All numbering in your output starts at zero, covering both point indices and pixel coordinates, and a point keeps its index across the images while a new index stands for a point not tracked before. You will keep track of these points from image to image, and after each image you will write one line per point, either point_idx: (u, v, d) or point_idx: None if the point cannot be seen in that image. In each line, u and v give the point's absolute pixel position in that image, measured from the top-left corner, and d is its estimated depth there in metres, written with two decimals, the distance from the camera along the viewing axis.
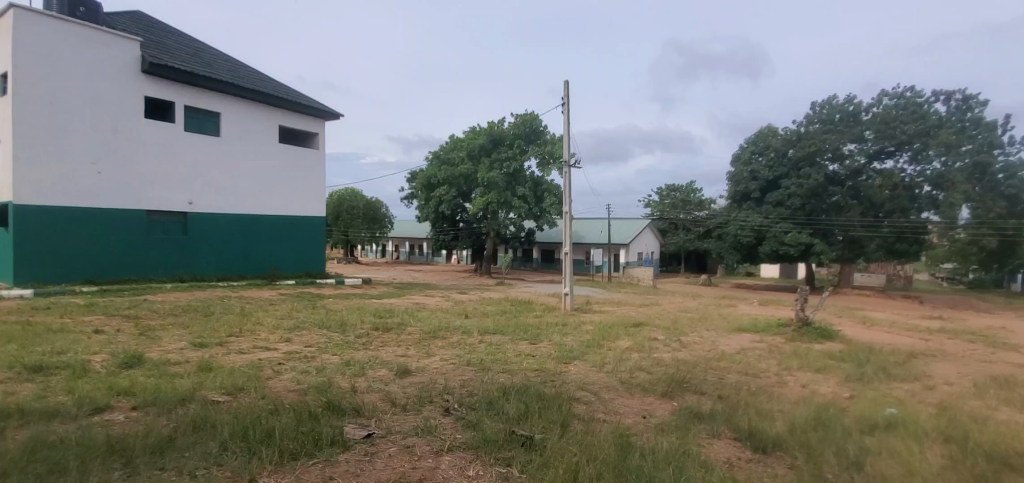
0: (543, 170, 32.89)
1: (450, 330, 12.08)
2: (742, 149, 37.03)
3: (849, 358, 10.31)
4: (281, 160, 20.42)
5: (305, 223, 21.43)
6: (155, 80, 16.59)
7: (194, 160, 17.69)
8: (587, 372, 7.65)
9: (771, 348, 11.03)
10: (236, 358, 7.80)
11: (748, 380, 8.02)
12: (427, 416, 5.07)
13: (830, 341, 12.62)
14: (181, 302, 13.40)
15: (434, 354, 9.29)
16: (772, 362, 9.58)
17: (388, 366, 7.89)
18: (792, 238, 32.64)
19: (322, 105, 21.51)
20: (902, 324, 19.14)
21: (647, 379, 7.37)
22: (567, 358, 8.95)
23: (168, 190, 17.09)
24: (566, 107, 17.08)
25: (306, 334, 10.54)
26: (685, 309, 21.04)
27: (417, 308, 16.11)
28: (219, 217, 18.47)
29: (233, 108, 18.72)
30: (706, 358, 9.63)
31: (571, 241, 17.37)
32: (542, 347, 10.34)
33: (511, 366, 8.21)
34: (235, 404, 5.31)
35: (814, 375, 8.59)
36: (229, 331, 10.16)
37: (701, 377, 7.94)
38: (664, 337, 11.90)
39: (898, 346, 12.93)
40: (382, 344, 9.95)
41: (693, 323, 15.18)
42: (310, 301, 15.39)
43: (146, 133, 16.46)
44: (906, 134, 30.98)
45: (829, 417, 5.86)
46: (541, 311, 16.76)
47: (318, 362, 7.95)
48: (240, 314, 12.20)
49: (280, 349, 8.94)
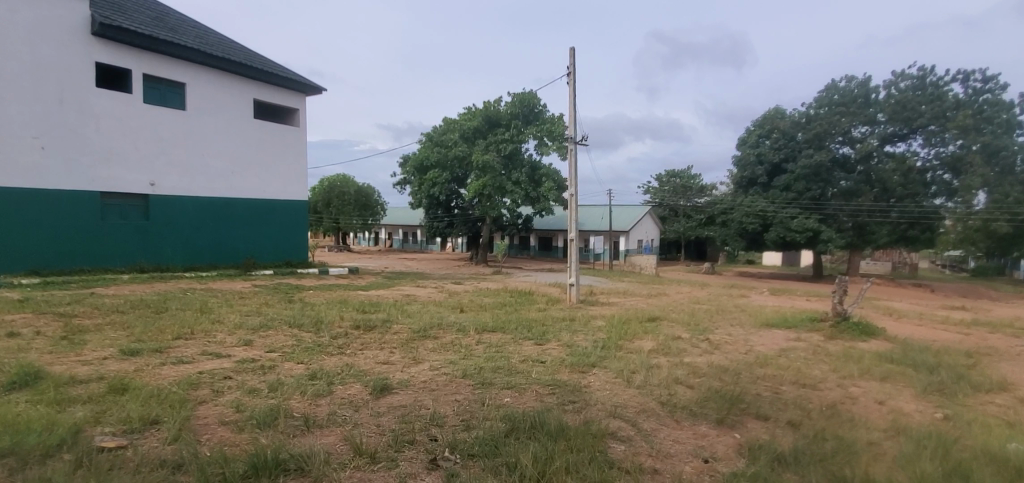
0: (542, 152, 31.19)
1: (443, 328, 10.45)
2: (748, 132, 35.27)
3: (910, 361, 8.80)
4: (256, 137, 18.58)
5: (284, 208, 19.61)
6: (108, 44, 14.76)
7: (156, 135, 15.87)
8: (613, 389, 6.06)
9: (815, 349, 9.55)
10: (168, 372, 6.19)
11: (811, 395, 6.49)
12: (403, 474, 3.50)
13: (873, 338, 11.17)
14: (133, 295, 11.68)
15: (424, 360, 7.67)
16: (825, 368, 8.09)
17: (364, 380, 6.30)
18: (799, 225, 30.94)
19: (304, 77, 19.66)
20: (932, 316, 17.66)
21: (690, 397, 5.79)
22: (584, 366, 7.36)
23: (125, 170, 15.28)
24: (571, 77, 15.42)
25: (273, 335, 8.92)
26: (697, 300, 19.50)
27: (406, 301, 14.47)
28: (186, 200, 16.71)
29: (200, 77, 16.86)
30: (746, 363, 8.08)
31: (576, 225, 15.78)
32: (550, 350, 8.76)
33: (516, 377, 6.61)
34: (126, 456, 3.70)
35: (885, 387, 7.08)
36: (177, 332, 8.54)
37: (754, 392, 6.38)
38: (689, 335, 10.36)
39: (948, 344, 11.44)
40: (360, 347, 8.33)
41: (714, 317, 13.63)
42: (286, 294, 13.74)
43: (97, 103, 14.61)
44: (922, 116, 29.42)
45: (954, 461, 4.30)
46: (543, 304, 15.12)
47: (275, 375, 6.34)
48: (199, 309, 10.58)
49: (236, 356, 7.33)
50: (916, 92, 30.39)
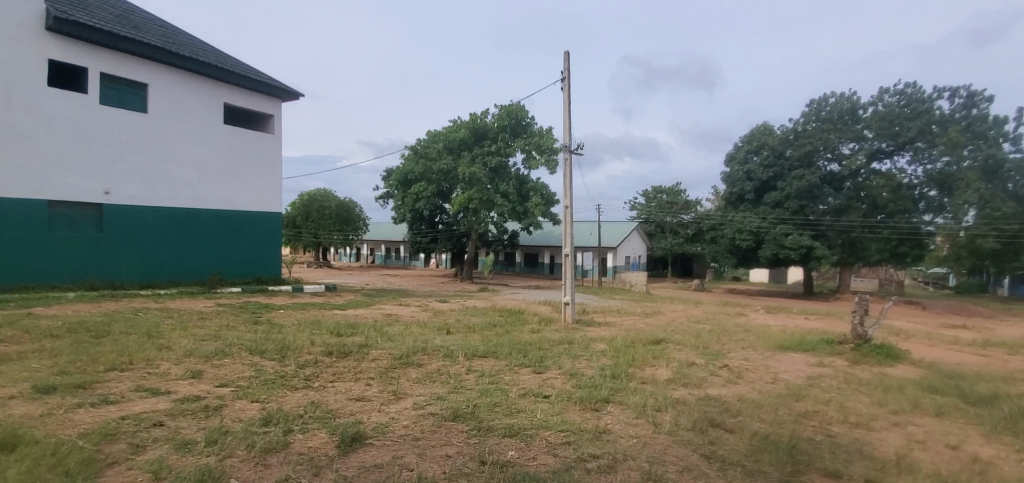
0: (531, 165, 30.25)
1: (429, 353, 9.23)
2: (736, 148, 34.86)
3: (957, 391, 7.93)
4: (227, 144, 17.26)
5: (255, 220, 18.24)
6: (63, 40, 13.47)
7: (113, 140, 14.49)
8: (643, 435, 4.96)
9: (845, 377, 8.64)
10: (81, 419, 4.87)
11: (871, 440, 5.53)
12: None
13: (899, 363, 10.31)
14: (74, 317, 10.19)
15: (407, 396, 6.47)
16: (868, 402, 7.16)
17: (331, 425, 5.08)
18: (793, 241, 30.19)
19: (280, 82, 18.50)
20: (941, 336, 16.87)
21: (738, 446, 4.75)
22: (596, 403, 6.24)
23: (76, 177, 13.86)
24: (565, 83, 14.53)
25: (229, 365, 7.60)
26: (696, 318, 18.55)
27: (386, 321, 13.19)
28: (146, 211, 15.28)
29: (165, 79, 15.59)
30: (780, 396, 7.09)
31: (571, 238, 14.67)
32: (553, 380, 7.63)
33: (521, 419, 5.46)
34: None
35: (949, 429, 6.18)
36: (112, 362, 7.14)
37: (806, 435, 5.39)
38: (705, 361, 9.32)
39: (978, 368, 10.63)
40: (332, 379, 7.08)
41: (721, 339, 12.62)
42: (254, 314, 12.39)
43: (47, 104, 13.25)
44: (910, 132, 29.27)
45: None
46: (536, 325, 13.92)
47: (219, 420, 5.08)
48: (146, 334, 9.15)
49: (177, 393, 6.02)
50: (902, 108, 30.31)
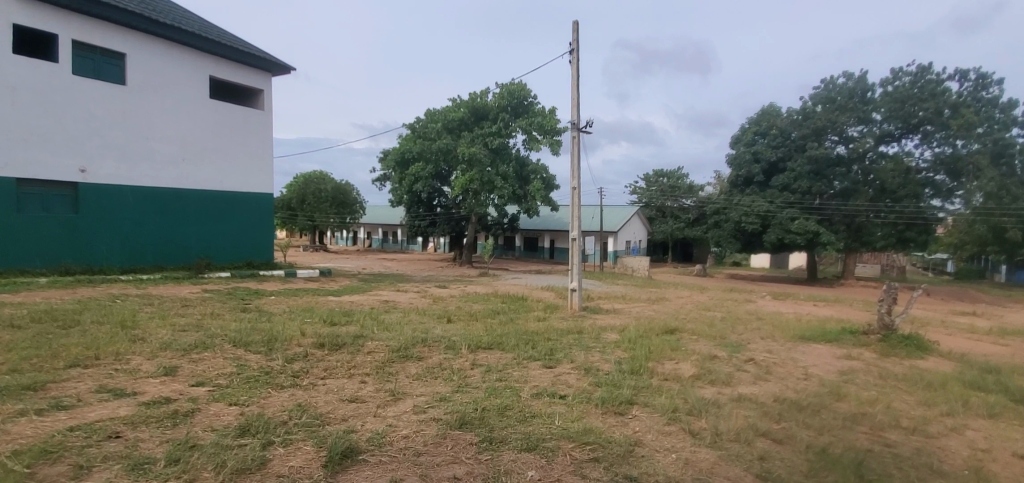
0: (532, 146, 29.27)
1: (429, 346, 8.48)
2: (742, 131, 33.92)
3: (1005, 388, 7.25)
4: (213, 120, 16.32)
5: (245, 202, 17.40)
6: (28, 5, 12.47)
7: (88, 114, 13.55)
8: (683, 450, 4.24)
9: (882, 372, 7.94)
10: (23, 430, 4.14)
11: (936, 452, 4.84)
12: None
13: (930, 356, 9.63)
14: (45, 305, 9.42)
15: (407, 396, 5.74)
16: (915, 402, 6.48)
17: (316, 437, 4.33)
18: (799, 226, 29.42)
19: (269, 55, 17.45)
20: (956, 324, 16.26)
21: (794, 464, 4.06)
22: (620, 405, 5.52)
23: (50, 154, 13.00)
24: (574, 55, 13.55)
25: (208, 360, 6.84)
26: (704, 305, 17.88)
27: (383, 308, 12.45)
28: (126, 190, 14.43)
29: (144, 49, 14.60)
30: (819, 395, 6.40)
31: (578, 222, 13.84)
32: (566, 377, 6.88)
33: (538, 427, 4.72)
34: None
35: (1011, 435, 5.53)
36: (74, 358, 6.36)
37: (864, 446, 4.71)
38: (727, 354, 8.61)
39: (1009, 360, 10.00)
40: (322, 377, 6.35)
41: (737, 328, 11.90)
42: (242, 301, 11.62)
43: (13, 74, 12.31)
44: (921, 115, 28.35)
45: None
46: (541, 312, 13.21)
47: (186, 431, 4.35)
48: (121, 324, 8.37)
49: (144, 395, 5.29)
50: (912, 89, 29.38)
